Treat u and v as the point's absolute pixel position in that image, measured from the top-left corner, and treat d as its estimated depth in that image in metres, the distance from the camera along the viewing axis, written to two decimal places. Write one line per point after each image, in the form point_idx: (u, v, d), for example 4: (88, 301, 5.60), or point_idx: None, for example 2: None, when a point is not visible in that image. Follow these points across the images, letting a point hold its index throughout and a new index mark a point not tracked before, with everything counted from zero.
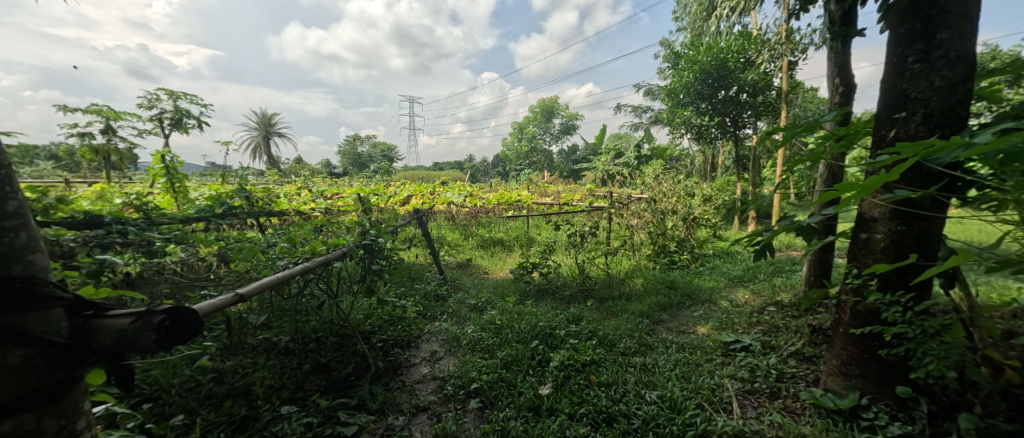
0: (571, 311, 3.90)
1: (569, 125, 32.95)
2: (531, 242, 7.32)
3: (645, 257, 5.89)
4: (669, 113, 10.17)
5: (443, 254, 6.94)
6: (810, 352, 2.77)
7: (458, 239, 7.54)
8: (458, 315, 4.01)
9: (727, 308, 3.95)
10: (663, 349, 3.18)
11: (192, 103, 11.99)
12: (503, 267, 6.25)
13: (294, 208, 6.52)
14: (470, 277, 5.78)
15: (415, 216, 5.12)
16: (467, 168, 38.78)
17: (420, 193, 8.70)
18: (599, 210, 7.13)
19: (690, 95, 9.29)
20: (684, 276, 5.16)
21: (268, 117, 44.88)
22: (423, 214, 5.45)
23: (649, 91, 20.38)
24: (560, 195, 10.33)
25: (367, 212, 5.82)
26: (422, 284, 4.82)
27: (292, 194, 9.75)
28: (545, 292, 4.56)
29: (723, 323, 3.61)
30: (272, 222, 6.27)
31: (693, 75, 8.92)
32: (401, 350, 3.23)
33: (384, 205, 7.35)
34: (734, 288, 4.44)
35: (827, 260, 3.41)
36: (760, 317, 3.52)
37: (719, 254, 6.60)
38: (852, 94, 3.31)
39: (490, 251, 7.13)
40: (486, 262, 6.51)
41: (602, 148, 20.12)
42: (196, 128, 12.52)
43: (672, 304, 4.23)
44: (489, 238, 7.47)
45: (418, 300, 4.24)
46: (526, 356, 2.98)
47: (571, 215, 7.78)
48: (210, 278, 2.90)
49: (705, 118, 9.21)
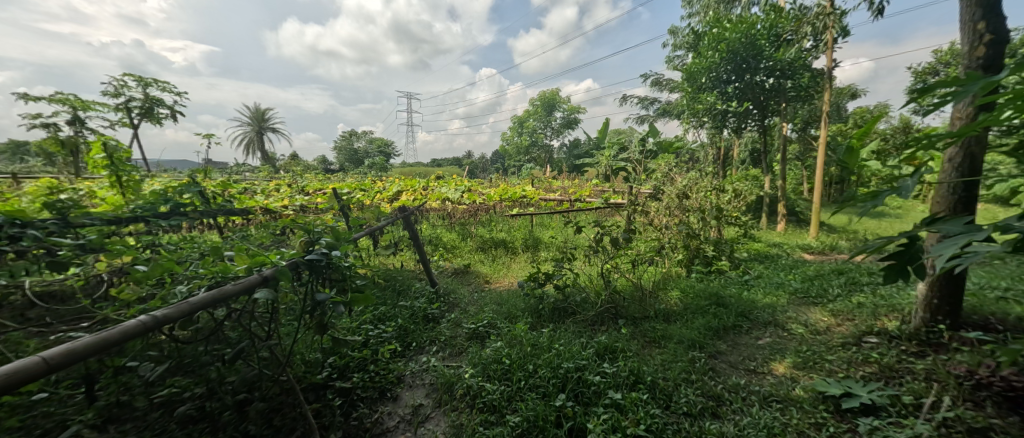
0: (600, 341, 2.96)
1: (570, 119, 31.96)
2: (537, 245, 6.39)
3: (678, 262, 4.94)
4: (688, 99, 9.22)
5: (437, 258, 6.00)
6: (981, 421, 1.84)
7: (455, 241, 6.58)
8: (452, 347, 3.08)
9: (806, 336, 3.02)
10: (742, 405, 2.25)
11: (163, 90, 11.01)
12: (508, 275, 5.31)
13: (261, 206, 5.54)
14: (467, 288, 4.85)
15: (401, 215, 4.11)
16: (467, 164, 37.78)
17: (411, 188, 7.70)
18: (617, 208, 6.18)
19: (713, 79, 8.34)
20: (731, 288, 4.22)
21: (261, 112, 43.74)
22: (410, 212, 4.48)
23: (656, 82, 19.47)
24: (567, 191, 9.39)
25: (345, 210, 4.87)
26: (408, 301, 3.88)
27: (269, 190, 8.77)
28: (563, 311, 3.62)
29: (809, 360, 2.68)
30: (237, 221, 5.32)
31: (719, 56, 7.96)
32: (370, 409, 2.29)
33: (369, 202, 6.38)
34: (802, 306, 3.51)
35: (960, 279, 2.48)
36: (863, 353, 2.60)
37: (758, 257, 5.67)
38: (1005, 44, 2.33)
39: (492, 256, 6.18)
40: (486, 269, 5.57)
41: (606, 142, 19.22)
42: (171, 118, 11.55)
43: (727, 328, 3.30)
44: (490, 240, 6.54)
45: (401, 325, 3.29)
46: (551, 423, 2.05)
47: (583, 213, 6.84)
48: (81, 310, 1.90)
49: (731, 104, 8.27)
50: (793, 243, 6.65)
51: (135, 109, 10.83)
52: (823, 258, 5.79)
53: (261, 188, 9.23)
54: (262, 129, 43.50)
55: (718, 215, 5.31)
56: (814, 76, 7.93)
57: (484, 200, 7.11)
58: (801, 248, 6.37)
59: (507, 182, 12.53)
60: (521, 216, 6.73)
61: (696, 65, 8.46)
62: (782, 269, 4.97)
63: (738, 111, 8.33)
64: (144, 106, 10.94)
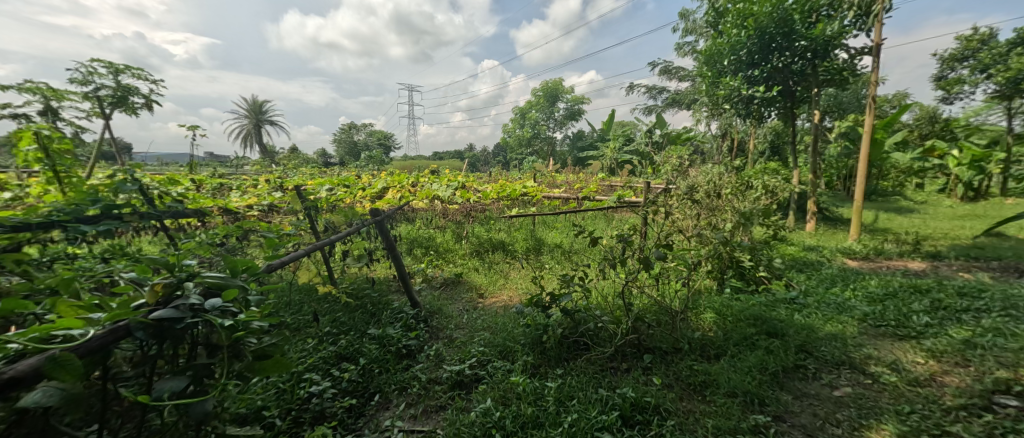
0: (625, 394, 2.21)
1: (573, 110, 31.04)
2: (540, 250, 5.68)
3: (706, 273, 4.16)
4: (707, 84, 8.36)
5: (426, 265, 5.25)
6: None
7: (447, 245, 5.82)
8: (428, 400, 2.34)
9: (901, 388, 2.24)
10: None
11: (136, 77, 10.25)
12: (507, 289, 4.55)
13: (221, 206, 4.80)
14: (458, 303, 4.11)
15: (375, 221, 3.34)
16: (467, 156, 36.97)
17: (399, 184, 6.84)
18: (632, 207, 5.39)
19: (737, 61, 7.48)
20: (777, 308, 3.44)
21: (257, 104, 42.92)
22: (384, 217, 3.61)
23: (665, 70, 18.54)
24: (573, 187, 8.61)
25: (314, 211, 4.11)
26: (381, 328, 3.14)
27: (248, 187, 8.04)
28: (574, 345, 2.86)
29: (921, 431, 1.92)
30: (191, 224, 4.57)
31: (745, 34, 7.09)
32: None
33: (348, 201, 5.63)
34: (878, 339, 2.75)
35: None
36: (1004, 426, 1.83)
37: (796, 264, 4.88)
38: None
39: (489, 263, 5.42)
40: (482, 279, 4.82)
41: (611, 134, 18.41)
42: (147, 109, 10.85)
43: (787, 371, 2.53)
44: (487, 243, 5.83)
45: (366, 366, 2.55)
46: None
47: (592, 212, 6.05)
48: None
49: (757, 88, 7.40)
50: (831, 247, 5.84)
51: (106, 98, 10.10)
52: (871, 265, 4.97)
53: (238, 184, 8.49)
54: (259, 122, 42.80)
55: (753, 215, 4.52)
56: (852, 56, 7.06)
57: (479, 199, 6.35)
58: (842, 252, 5.56)
59: (506, 176, 11.75)
60: (522, 217, 5.95)
61: (718, 44, 7.59)
62: (830, 281, 4.17)
63: (764, 96, 7.49)
64: (117, 95, 10.21)
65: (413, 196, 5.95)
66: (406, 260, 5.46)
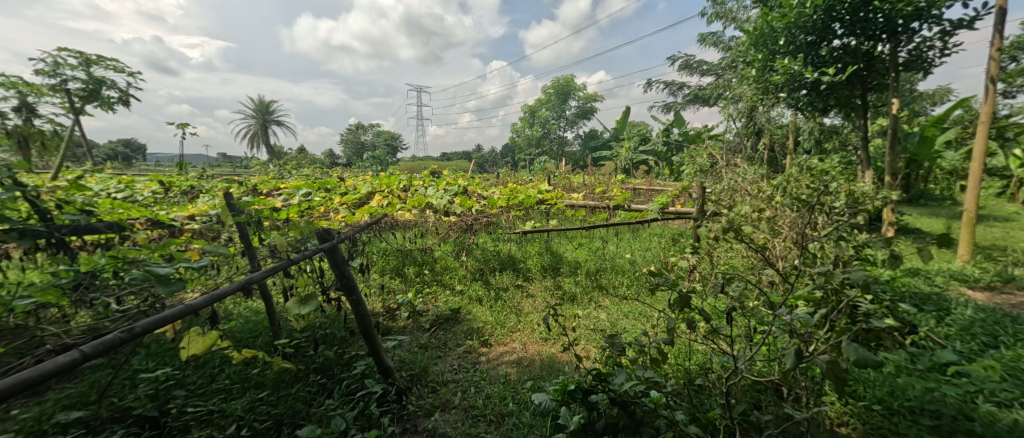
0: None
1: (586, 108, 29.78)
2: (556, 268, 5.01)
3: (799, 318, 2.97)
4: (754, 70, 7.13)
5: (414, 296, 4.13)
6: None
7: (445, 262, 4.87)
8: None
9: None
10: None
11: (109, 68, 9.28)
12: (522, 328, 3.51)
13: (148, 217, 3.67)
14: (452, 359, 2.96)
15: (325, 249, 2.21)
16: (476, 158, 35.90)
17: (386, 188, 5.48)
18: (685, 219, 4.29)
19: (797, 40, 6.24)
20: (942, 384, 2.22)
21: (263, 104, 42.45)
22: (331, 245, 2.32)
23: (687, 63, 17.27)
24: (595, 190, 7.44)
25: (258, 227, 3.02)
26: (328, 421, 2.01)
27: (219, 191, 6.97)
28: None
29: None
30: (103, 241, 3.45)
31: (809, 4, 5.85)
32: None
33: (318, 214, 4.45)
34: None
35: None
36: None
37: (909, 298, 3.62)
38: None
39: (501, 291, 4.40)
40: (489, 313, 3.75)
41: (628, 133, 17.22)
42: (124, 103, 9.90)
43: None
44: (494, 257, 5.04)
45: None
46: None
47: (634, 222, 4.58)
48: None
49: (822, 72, 6.16)
50: (933, 269, 4.56)
51: (76, 92, 9.16)
52: (1007, 300, 3.71)
53: (211, 188, 7.45)
54: (266, 122, 42.25)
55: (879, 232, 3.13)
56: (941, 32, 5.80)
57: (484, 207, 4.82)
58: (955, 278, 4.26)
59: (516, 179, 10.59)
60: (539, 233, 4.58)
61: (772, 19, 6.35)
62: (983, 331, 2.92)
63: (830, 82, 6.23)
64: (89, 88, 9.26)
65: (400, 203, 4.65)
66: (393, 285, 4.46)
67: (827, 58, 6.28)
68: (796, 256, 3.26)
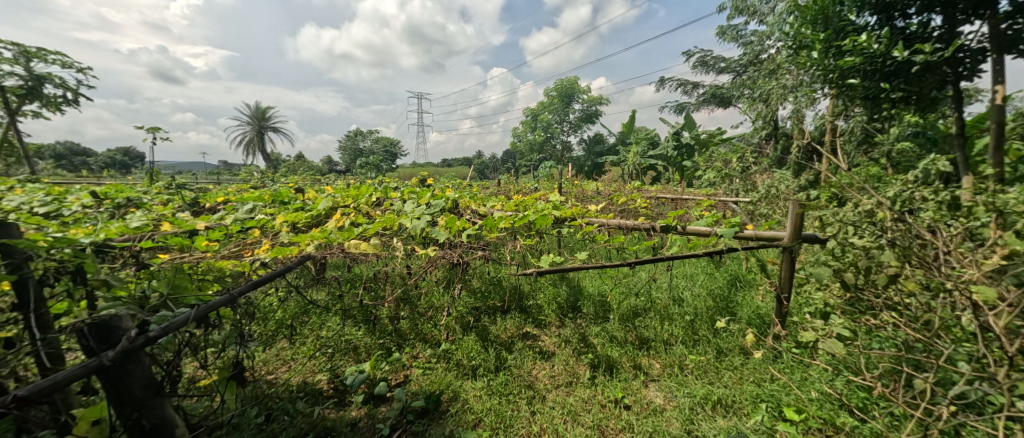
0: None
1: (591, 111, 28.60)
2: (575, 308, 3.86)
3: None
4: (812, 55, 5.86)
5: (377, 365, 2.86)
6: None
7: (430, 298, 3.63)
8: None
9: None
10: None
11: (51, 61, 8.02)
12: (538, 432, 2.27)
13: None
14: None
15: (10, 407, 1.02)
16: (477, 164, 34.93)
17: (350, 200, 4.13)
18: (768, 247, 2.92)
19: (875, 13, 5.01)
20: None
21: (259, 111, 41.41)
22: (113, 354, 1.25)
23: (703, 61, 16.14)
24: (616, 201, 6.15)
25: (80, 282, 1.74)
26: None
27: (158, 204, 5.65)
28: None
29: None
30: None
31: None
32: None
33: (235, 246, 3.01)
34: None
35: None
36: None
37: None
38: None
39: (507, 351, 3.14)
40: (488, 401, 2.50)
41: (638, 137, 16.04)
42: (72, 103, 8.64)
43: None
44: (494, 292, 3.90)
45: None
46: None
47: (692, 248, 3.14)
48: None
49: (908, 53, 4.91)
50: None
51: (11, 90, 7.89)
52: None
53: (154, 200, 6.14)
54: (262, 129, 41.20)
55: None
56: None
57: (481, 231, 3.33)
58: None
59: (520, 186, 9.32)
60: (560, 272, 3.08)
61: None
62: None
63: (917, 66, 4.97)
64: (29, 85, 8.02)
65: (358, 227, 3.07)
66: (355, 340, 3.23)
67: (914, 32, 5.02)
68: (982, 321, 2.00)
